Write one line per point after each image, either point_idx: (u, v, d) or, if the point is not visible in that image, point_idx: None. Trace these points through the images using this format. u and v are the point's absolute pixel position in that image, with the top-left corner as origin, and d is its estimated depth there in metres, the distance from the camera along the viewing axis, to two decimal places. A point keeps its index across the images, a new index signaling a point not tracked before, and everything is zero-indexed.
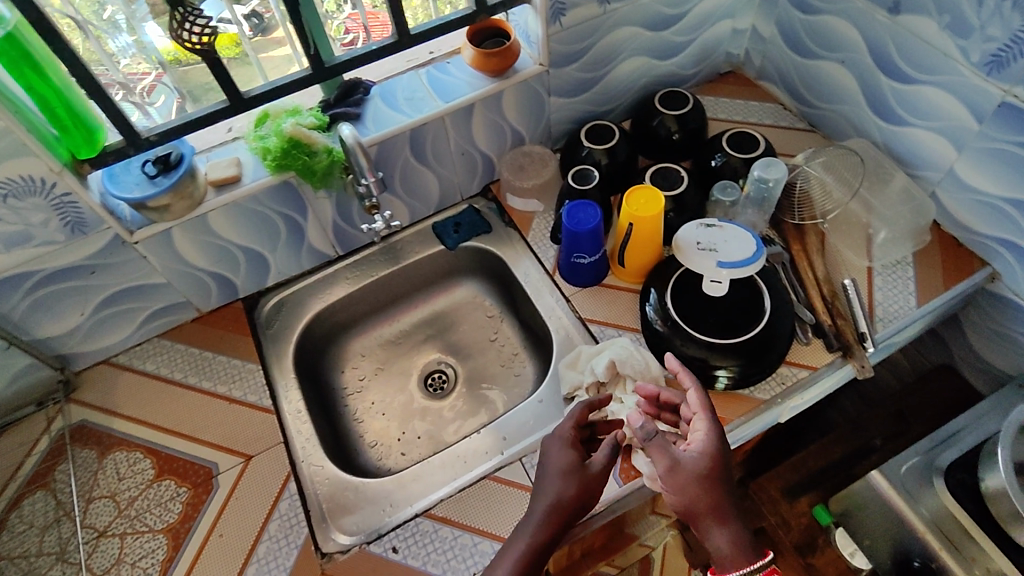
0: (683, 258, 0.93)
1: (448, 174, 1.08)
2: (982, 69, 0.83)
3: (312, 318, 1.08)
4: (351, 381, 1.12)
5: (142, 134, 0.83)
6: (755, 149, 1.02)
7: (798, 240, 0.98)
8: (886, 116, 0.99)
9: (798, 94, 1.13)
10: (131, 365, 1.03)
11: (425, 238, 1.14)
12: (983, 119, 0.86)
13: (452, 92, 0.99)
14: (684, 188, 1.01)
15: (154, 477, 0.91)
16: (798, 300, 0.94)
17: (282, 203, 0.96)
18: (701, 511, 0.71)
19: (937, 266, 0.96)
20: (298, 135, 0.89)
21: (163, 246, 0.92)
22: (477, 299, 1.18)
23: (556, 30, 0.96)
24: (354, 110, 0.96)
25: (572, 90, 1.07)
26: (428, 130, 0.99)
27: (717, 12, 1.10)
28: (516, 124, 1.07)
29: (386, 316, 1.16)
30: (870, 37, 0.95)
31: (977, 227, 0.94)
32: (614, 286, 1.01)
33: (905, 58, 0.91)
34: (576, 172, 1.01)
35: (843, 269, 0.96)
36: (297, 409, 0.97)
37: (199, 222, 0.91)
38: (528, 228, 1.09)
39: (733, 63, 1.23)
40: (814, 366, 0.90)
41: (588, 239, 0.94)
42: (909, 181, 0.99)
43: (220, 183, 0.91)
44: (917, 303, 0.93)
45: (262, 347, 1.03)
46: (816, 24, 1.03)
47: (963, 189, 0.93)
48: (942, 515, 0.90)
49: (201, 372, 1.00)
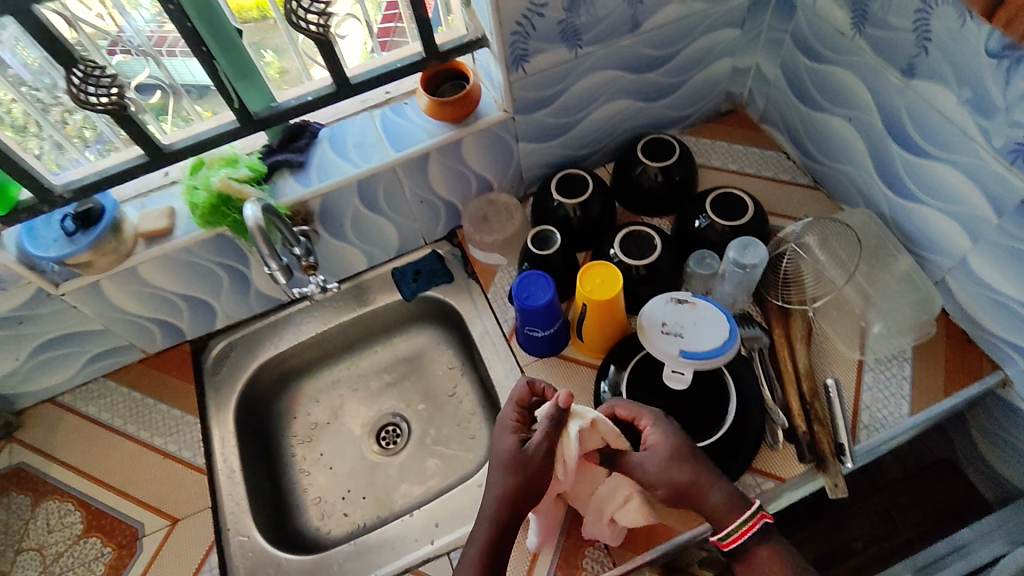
0: (646, 341, 0.84)
1: (406, 222, 1.01)
2: (1004, 157, 0.70)
3: (260, 365, 1.03)
4: (300, 429, 1.07)
5: (55, 190, 0.77)
6: (742, 215, 0.91)
7: (782, 324, 0.88)
8: (895, 187, 0.86)
9: (802, 145, 1.01)
10: (74, 406, 1.00)
11: (385, 283, 1.07)
12: (1002, 212, 0.73)
13: (405, 139, 0.91)
14: (656, 256, 0.90)
15: (82, 533, 0.89)
16: (771, 398, 0.84)
17: (219, 253, 0.90)
18: (681, 482, 0.69)
19: (939, 365, 0.84)
20: (229, 189, 0.82)
21: (93, 298, 0.88)
22: (438, 348, 1.11)
23: (519, 76, 0.86)
24: (298, 158, 0.89)
25: (544, 135, 0.98)
26: (378, 180, 0.91)
27: (714, 50, 0.98)
28: (481, 171, 0.98)
29: (342, 361, 1.11)
30: (880, 98, 0.82)
31: (989, 326, 0.81)
32: (573, 358, 0.93)
33: (918, 128, 0.78)
34: (538, 234, 0.92)
35: (827, 364, 0.86)
36: (230, 469, 0.93)
37: (128, 275, 0.87)
38: (490, 283, 1.01)
39: (734, 101, 1.10)
40: (781, 477, 0.80)
41: (540, 315, 0.85)
42: (915, 264, 0.86)
43: (151, 234, 0.86)
44: (909, 410, 0.82)
45: (204, 396, 0.99)
46: (822, 74, 0.90)
47: (974, 282, 0.80)
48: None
49: (140, 421, 0.97)
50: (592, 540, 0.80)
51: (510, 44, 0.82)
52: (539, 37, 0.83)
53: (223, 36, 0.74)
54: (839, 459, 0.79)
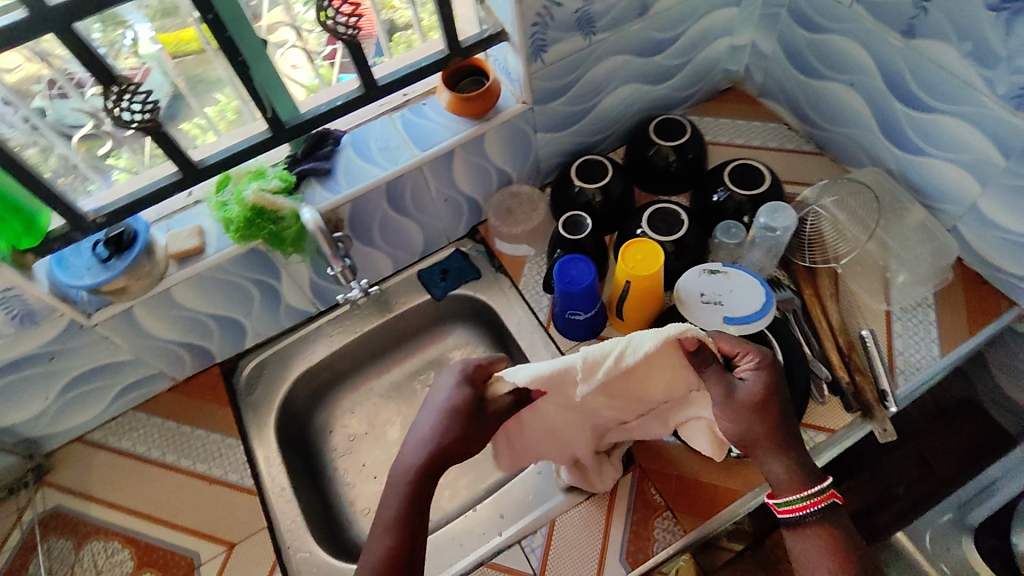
0: (687, 312, 0.87)
1: (431, 221, 1.01)
2: (1008, 103, 0.75)
3: (294, 380, 1.01)
4: (338, 441, 1.05)
5: (87, 216, 0.74)
6: (760, 184, 0.95)
7: (810, 284, 0.92)
8: (901, 144, 0.91)
9: (803, 114, 1.05)
10: (105, 442, 0.97)
11: (411, 286, 1.07)
12: (1009, 155, 0.78)
13: (429, 138, 0.91)
14: (685, 231, 0.93)
15: (133, 569, 0.86)
16: (812, 353, 0.87)
17: (252, 269, 0.89)
18: (755, 437, 0.67)
19: (961, 308, 0.89)
20: (262, 201, 0.81)
21: (126, 326, 0.86)
22: (469, 346, 1.11)
23: (538, 67, 0.88)
24: (325, 165, 0.89)
25: (559, 124, 1.00)
26: (406, 181, 0.91)
27: (714, 30, 1.02)
28: (502, 164, 0.99)
29: (373, 369, 1.10)
30: (881, 61, 0.87)
31: (1003, 265, 0.86)
32: (614, 338, 0.95)
33: (921, 85, 0.83)
34: (568, 220, 0.93)
35: (859, 317, 0.90)
36: (280, 486, 0.91)
37: (161, 299, 0.85)
38: (519, 275, 1.02)
39: (731, 79, 1.14)
40: (832, 429, 0.83)
41: (583, 298, 0.87)
42: (927, 214, 0.91)
43: (182, 255, 0.84)
44: (940, 352, 0.86)
45: (242, 417, 0.97)
46: (820, 44, 0.94)
47: (986, 225, 0.85)
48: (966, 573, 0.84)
49: (178, 449, 0.95)
50: (660, 510, 0.82)
51: (529, 35, 0.84)
52: (557, 26, 0.85)
53: (251, 43, 0.74)
54: (883, 404, 0.83)
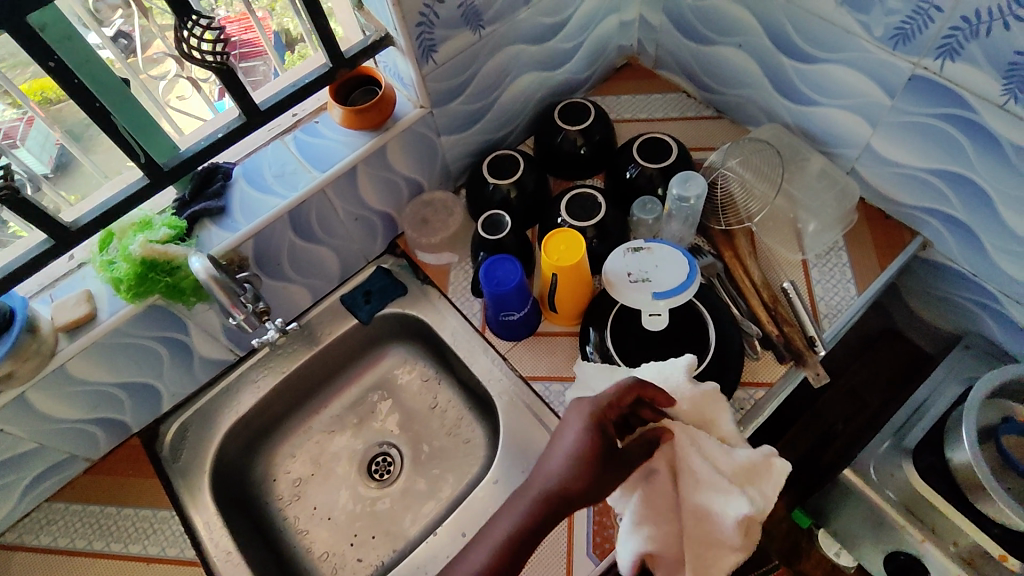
0: (617, 295, 0.85)
1: (344, 244, 0.96)
2: (887, 43, 0.77)
3: (226, 435, 0.95)
4: (286, 488, 1.00)
5: None
6: (667, 156, 0.95)
7: (729, 246, 0.93)
8: (795, 97, 0.93)
9: (699, 81, 1.07)
10: (21, 542, 0.87)
11: (336, 313, 1.02)
12: (894, 94, 0.80)
13: (327, 158, 0.87)
14: (603, 213, 0.92)
15: None
16: (741, 312, 0.88)
17: (155, 327, 0.82)
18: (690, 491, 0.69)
19: (869, 246, 0.92)
20: (152, 254, 0.75)
21: (22, 414, 0.77)
22: (407, 364, 1.07)
23: (431, 68, 0.85)
24: (217, 203, 0.83)
25: (462, 124, 0.97)
26: (309, 207, 0.86)
27: (602, 8, 1.01)
28: (409, 174, 0.96)
29: (311, 407, 1.05)
30: (764, 18, 0.88)
31: (901, 198, 0.90)
32: (549, 332, 0.93)
33: (805, 38, 0.85)
34: (486, 219, 0.91)
35: (779, 271, 0.92)
36: (227, 550, 0.85)
37: (57, 377, 0.77)
38: (446, 284, 0.99)
39: (626, 55, 1.15)
40: (769, 382, 0.85)
41: (514, 297, 0.85)
42: (826, 161, 0.95)
43: (71, 325, 0.76)
44: (856, 291, 0.89)
45: (174, 486, 0.90)
46: (705, 9, 0.96)
47: (882, 163, 0.88)
48: (909, 493, 0.87)
49: (107, 533, 0.87)
50: None
51: (417, 36, 0.80)
52: (443, 24, 0.82)
53: (109, 86, 0.69)
54: (813, 350, 0.85)
